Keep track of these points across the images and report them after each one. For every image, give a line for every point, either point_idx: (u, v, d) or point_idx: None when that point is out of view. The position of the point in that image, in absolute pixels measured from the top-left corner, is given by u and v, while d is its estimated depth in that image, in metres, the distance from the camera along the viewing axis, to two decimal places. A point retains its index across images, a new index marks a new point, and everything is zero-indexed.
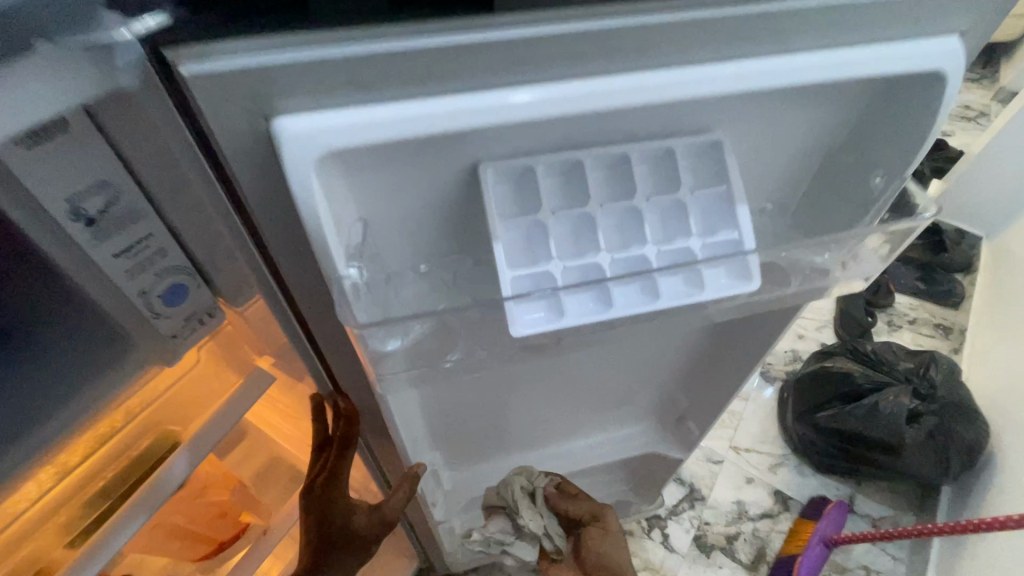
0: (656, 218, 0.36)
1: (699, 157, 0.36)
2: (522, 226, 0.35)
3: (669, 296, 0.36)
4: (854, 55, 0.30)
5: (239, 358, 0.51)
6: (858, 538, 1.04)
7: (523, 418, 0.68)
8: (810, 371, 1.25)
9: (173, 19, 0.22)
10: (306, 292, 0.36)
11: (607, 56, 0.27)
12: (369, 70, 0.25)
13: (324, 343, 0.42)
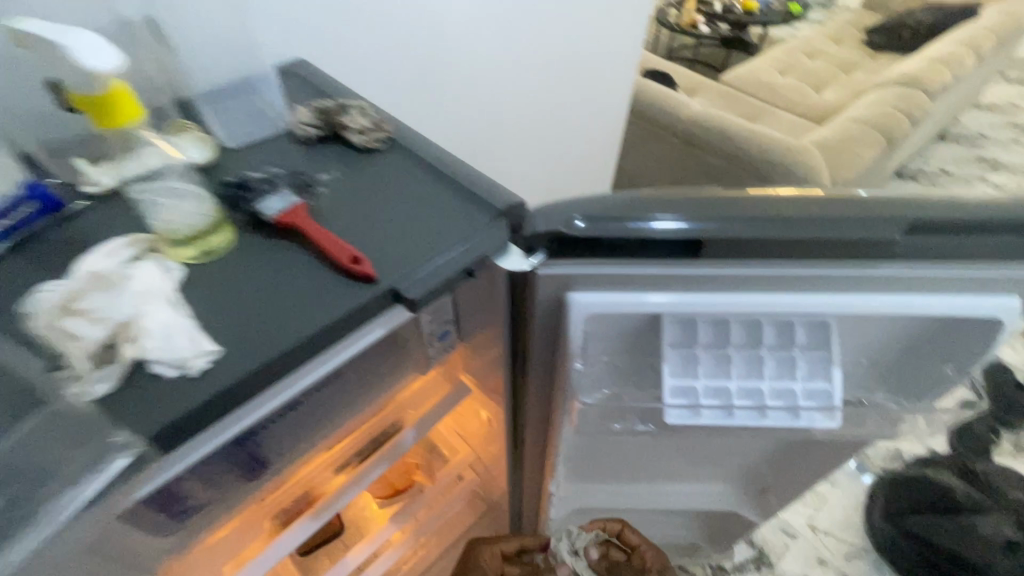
0: (773, 362, 0.54)
1: (813, 329, 0.53)
2: (683, 352, 0.54)
3: (773, 418, 0.54)
4: (937, 301, 0.46)
5: (453, 375, 0.80)
6: None
7: (632, 462, 0.84)
8: (909, 475, 1.29)
9: (545, 252, 0.46)
10: (542, 361, 0.61)
11: (764, 283, 0.47)
12: (633, 280, 0.47)
13: (537, 387, 0.67)
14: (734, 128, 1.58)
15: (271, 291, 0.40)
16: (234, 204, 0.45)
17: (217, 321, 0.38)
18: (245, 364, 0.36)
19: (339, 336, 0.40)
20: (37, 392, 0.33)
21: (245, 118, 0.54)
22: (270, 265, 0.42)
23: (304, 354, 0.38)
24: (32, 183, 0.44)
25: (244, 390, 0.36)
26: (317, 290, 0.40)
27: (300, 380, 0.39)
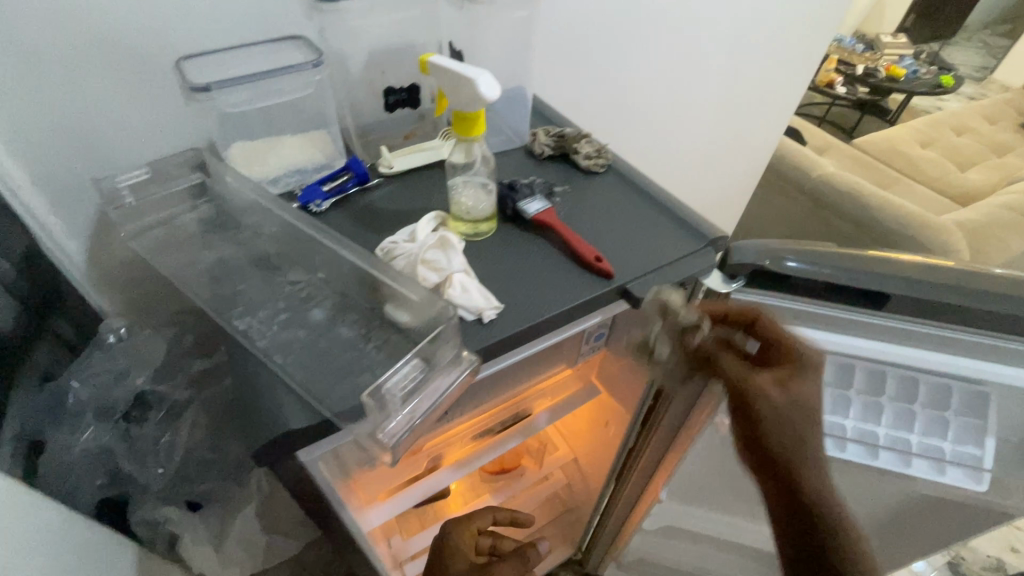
0: (924, 420, 0.59)
1: (969, 399, 0.57)
2: (838, 392, 0.60)
3: (916, 468, 0.60)
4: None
5: (583, 376, 0.90)
6: None
7: (740, 493, 0.90)
8: None
9: (745, 280, 0.53)
10: (689, 378, 0.69)
11: (936, 342, 0.53)
12: (819, 318, 0.54)
13: (676, 402, 0.75)
14: (868, 195, 1.57)
15: (531, 271, 0.51)
16: (502, 200, 0.57)
17: (492, 287, 0.50)
18: (521, 322, 0.46)
19: (579, 315, 0.50)
20: (380, 314, 0.46)
21: (494, 131, 0.68)
22: (526, 251, 0.53)
23: (555, 324, 0.49)
24: (352, 159, 0.60)
25: (515, 342, 0.46)
26: (565, 277, 0.51)
27: (539, 343, 0.50)
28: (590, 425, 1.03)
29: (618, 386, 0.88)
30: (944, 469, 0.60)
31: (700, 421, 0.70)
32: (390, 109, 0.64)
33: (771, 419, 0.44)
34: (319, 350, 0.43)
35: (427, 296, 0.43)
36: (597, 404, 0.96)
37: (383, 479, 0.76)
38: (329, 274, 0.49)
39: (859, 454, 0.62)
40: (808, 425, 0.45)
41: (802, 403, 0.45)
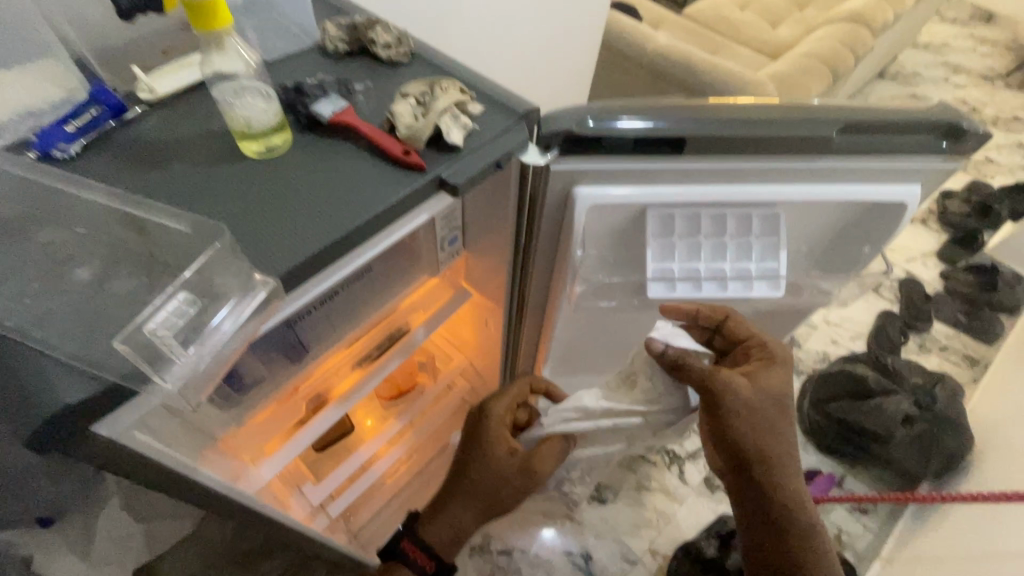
0: (733, 247, 0.67)
1: (767, 220, 0.65)
2: (661, 241, 0.65)
3: (731, 289, 0.68)
4: (847, 188, 0.61)
5: (452, 280, 0.90)
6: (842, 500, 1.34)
7: (613, 353, 1.00)
8: (833, 370, 1.60)
9: (558, 150, 0.55)
10: (540, 260, 0.72)
11: (731, 176, 0.59)
12: (632, 175, 0.58)
13: (537, 287, 0.77)
14: (699, 61, 1.64)
15: (338, 176, 0.47)
16: (292, 106, 0.51)
17: (291, 202, 0.45)
18: (332, 234, 0.43)
19: (399, 215, 0.48)
20: (153, 257, 0.43)
21: (274, 31, 0.59)
22: (330, 158, 0.49)
23: (374, 230, 0.46)
24: (97, 88, 0.49)
25: (330, 256, 0.44)
26: (375, 178, 0.48)
27: (368, 253, 0.48)
28: (474, 327, 1.05)
29: (486, 282, 0.89)
30: (747, 285, 0.69)
31: (559, 297, 0.74)
32: (127, 16, 0.50)
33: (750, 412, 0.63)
34: (95, 308, 0.40)
35: (196, 222, 0.42)
36: (475, 306, 0.98)
37: (265, 431, 0.74)
38: (90, 228, 0.45)
39: (690, 292, 0.68)
40: (770, 420, 0.64)
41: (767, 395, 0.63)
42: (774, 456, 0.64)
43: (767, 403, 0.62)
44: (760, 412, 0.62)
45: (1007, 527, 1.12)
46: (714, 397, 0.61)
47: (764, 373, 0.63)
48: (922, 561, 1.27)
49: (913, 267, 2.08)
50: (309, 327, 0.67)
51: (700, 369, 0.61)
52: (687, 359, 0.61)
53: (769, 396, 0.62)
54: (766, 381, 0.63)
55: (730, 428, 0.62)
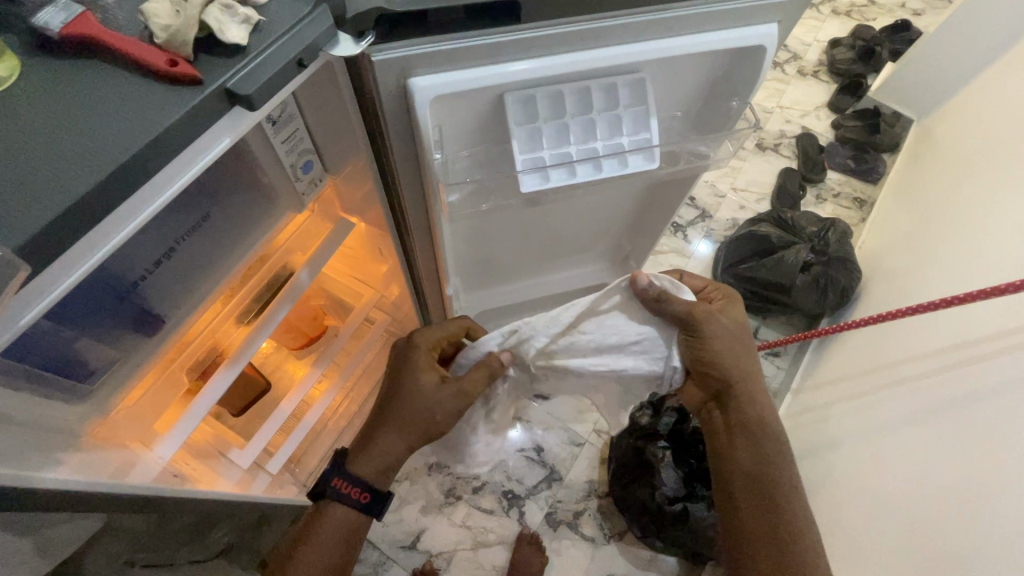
0: (603, 124, 0.63)
1: (633, 87, 0.62)
2: (527, 128, 0.61)
3: (607, 170, 0.65)
4: (705, 37, 0.57)
5: (329, 211, 0.82)
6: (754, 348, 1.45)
7: (520, 256, 0.98)
8: (741, 233, 1.68)
9: (375, 35, 0.47)
10: (406, 179, 0.65)
11: (581, 40, 0.54)
12: (471, 55, 0.51)
13: (413, 207, 0.71)
14: None
15: (85, 105, 0.38)
16: (15, 23, 0.40)
17: (18, 146, 0.36)
18: (87, 179, 0.35)
19: (187, 141, 0.40)
20: None
21: None
22: (73, 84, 0.38)
23: (153, 166, 0.38)
24: None
25: (98, 206, 0.36)
26: (137, 100, 0.38)
27: (157, 199, 0.41)
28: (375, 256, 0.99)
29: (363, 207, 0.81)
30: (620, 162, 0.65)
31: (435, 212, 0.69)
32: None
33: (727, 333, 0.74)
34: None
35: None
36: (368, 236, 0.91)
37: (148, 410, 0.69)
38: None
39: (566, 178, 0.64)
40: (741, 342, 0.76)
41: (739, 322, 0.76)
42: (748, 378, 0.76)
43: (735, 330, 0.75)
44: (733, 338, 0.75)
45: (891, 341, 1.27)
46: (699, 325, 0.72)
47: (727, 308, 0.78)
48: (825, 385, 1.44)
49: (807, 122, 2.15)
50: (155, 295, 0.59)
51: (687, 302, 0.71)
52: (671, 295, 0.71)
53: (736, 324, 0.76)
54: (730, 314, 0.77)
55: (708, 353, 0.74)
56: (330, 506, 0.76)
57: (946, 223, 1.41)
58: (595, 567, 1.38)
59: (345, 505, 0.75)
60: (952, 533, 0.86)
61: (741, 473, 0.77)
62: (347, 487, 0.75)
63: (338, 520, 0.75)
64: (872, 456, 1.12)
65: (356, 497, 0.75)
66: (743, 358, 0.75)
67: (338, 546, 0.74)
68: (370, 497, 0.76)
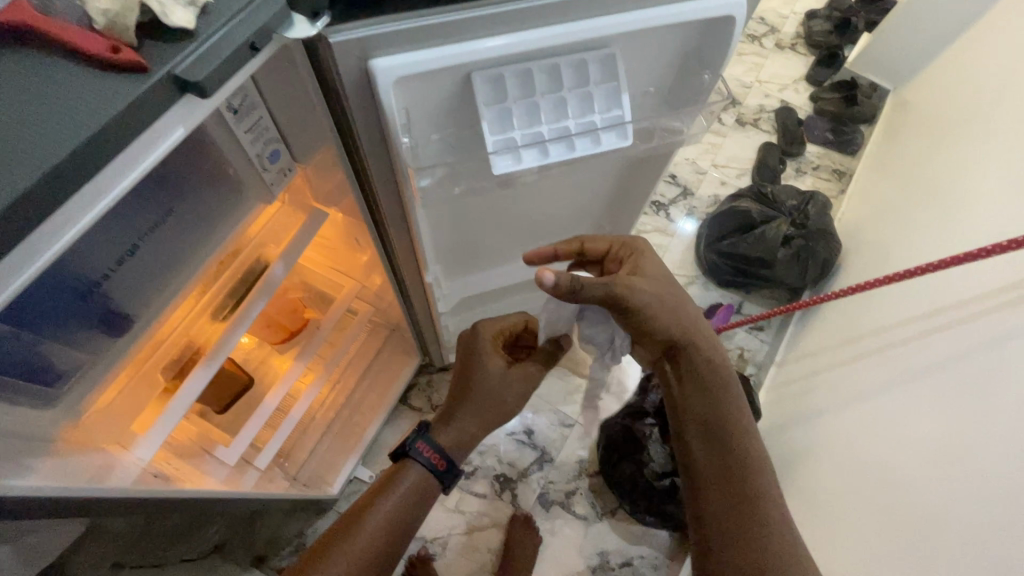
0: (575, 102, 0.62)
1: (603, 63, 0.61)
2: (496, 108, 0.59)
3: (580, 149, 0.64)
4: (673, 9, 0.56)
5: (300, 203, 0.80)
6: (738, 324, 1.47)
7: (500, 240, 0.97)
8: (723, 209, 1.69)
9: (331, 16, 0.45)
10: (375, 166, 0.63)
11: (547, 15, 0.52)
12: (433, 33, 0.50)
13: (385, 194, 0.70)
14: None
15: (22, 96, 0.36)
16: None
17: None
18: (28, 175, 0.34)
19: (135, 132, 0.38)
20: None
21: None
22: (8, 74, 0.36)
23: (99, 158, 0.37)
24: None
25: (40, 201, 0.34)
26: (79, 90, 0.37)
27: (110, 194, 0.39)
28: (353, 247, 0.98)
29: (336, 196, 0.79)
30: (594, 141, 0.64)
31: (408, 198, 0.67)
32: None
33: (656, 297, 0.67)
34: None
35: None
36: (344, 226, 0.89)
37: (125, 410, 0.68)
38: None
39: (539, 159, 0.63)
40: (673, 297, 0.69)
41: (659, 276, 0.70)
42: (692, 335, 0.70)
43: (661, 286, 0.68)
44: (661, 297, 0.67)
45: (870, 310, 1.29)
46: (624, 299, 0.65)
47: (638, 265, 0.71)
48: (807, 356, 1.47)
49: (786, 95, 2.15)
50: (122, 293, 0.57)
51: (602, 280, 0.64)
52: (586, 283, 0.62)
53: (657, 278, 0.70)
54: (644, 269, 0.71)
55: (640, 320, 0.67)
56: (404, 469, 0.74)
57: (923, 192, 1.42)
58: (588, 544, 1.40)
59: (422, 470, 0.74)
60: (931, 494, 0.89)
61: (702, 446, 0.73)
62: (428, 450, 0.74)
63: (410, 488, 0.73)
64: (853, 423, 1.14)
65: (432, 462, 0.74)
66: (679, 313, 0.69)
67: (406, 513, 0.71)
68: (445, 463, 0.75)
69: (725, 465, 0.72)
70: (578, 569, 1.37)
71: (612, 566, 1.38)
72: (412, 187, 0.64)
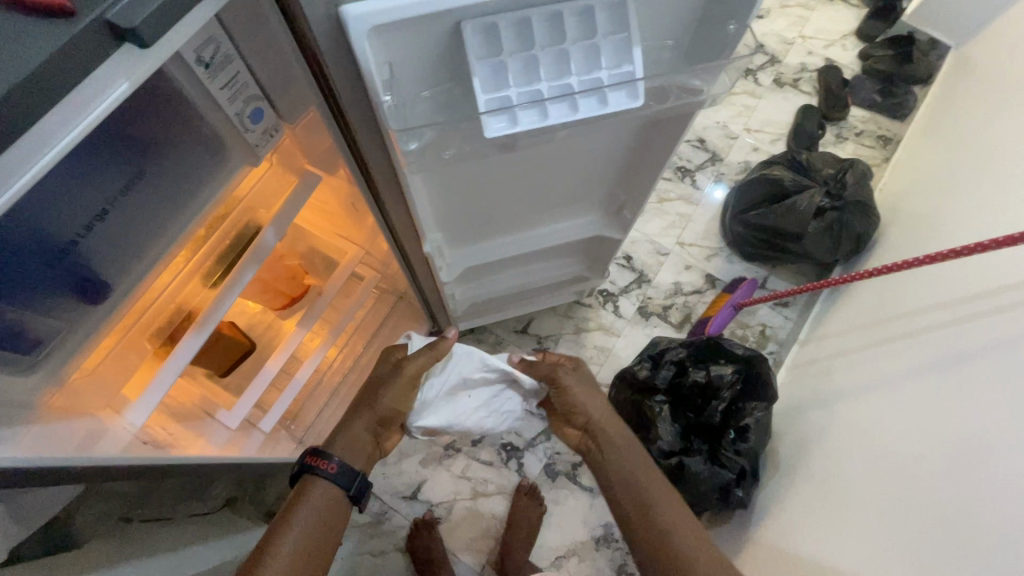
0: (579, 55, 0.55)
1: (612, 10, 0.54)
2: (490, 62, 0.53)
3: (584, 109, 0.57)
4: None
5: (292, 165, 0.75)
6: (761, 301, 1.38)
7: (505, 207, 0.92)
8: (752, 177, 1.58)
9: None
10: (361, 127, 0.59)
11: None
12: None
13: (374, 158, 0.65)
14: None
15: None
16: None
17: None
18: None
19: (66, 86, 0.35)
20: None
21: None
22: None
23: (26, 115, 0.33)
24: None
25: None
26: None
27: (46, 153, 0.36)
28: (353, 211, 0.94)
29: (328, 157, 0.74)
30: (600, 100, 0.57)
31: (398, 162, 0.62)
32: None
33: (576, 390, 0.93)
34: None
35: None
36: (342, 190, 0.85)
37: (113, 375, 0.68)
38: None
39: (539, 121, 0.56)
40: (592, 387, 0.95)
41: (587, 380, 0.95)
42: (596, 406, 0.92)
43: (591, 389, 0.94)
44: (590, 391, 0.94)
45: (904, 291, 1.20)
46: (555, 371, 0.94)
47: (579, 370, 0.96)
48: (833, 336, 1.39)
49: (832, 52, 1.97)
50: (96, 259, 0.55)
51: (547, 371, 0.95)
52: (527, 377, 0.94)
53: (591, 385, 0.95)
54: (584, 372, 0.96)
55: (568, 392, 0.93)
56: (310, 484, 0.77)
57: (980, 161, 1.29)
58: (592, 516, 1.40)
59: (325, 481, 0.78)
60: (956, 491, 0.83)
61: (624, 498, 0.84)
62: (322, 461, 0.78)
63: (316, 497, 0.76)
64: (876, 409, 1.08)
65: (329, 467, 0.78)
66: (592, 392, 0.94)
67: (322, 519, 0.75)
68: (339, 466, 0.78)
69: (642, 507, 0.82)
70: (582, 539, 1.38)
71: (616, 538, 1.38)
72: (398, 152, 0.59)
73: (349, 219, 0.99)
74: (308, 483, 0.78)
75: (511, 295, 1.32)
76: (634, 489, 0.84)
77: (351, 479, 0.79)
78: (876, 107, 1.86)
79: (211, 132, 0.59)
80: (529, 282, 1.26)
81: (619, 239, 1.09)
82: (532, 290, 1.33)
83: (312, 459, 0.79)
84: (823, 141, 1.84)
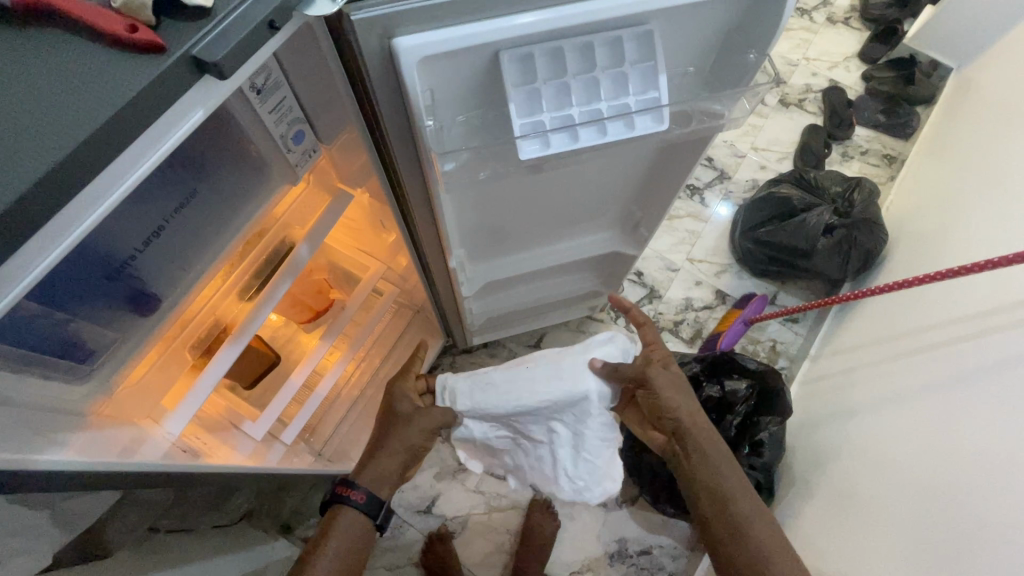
0: (607, 82, 0.59)
1: (639, 41, 0.57)
2: (524, 90, 0.57)
3: (612, 133, 0.60)
4: None
5: (325, 183, 0.78)
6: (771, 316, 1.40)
7: (526, 225, 0.95)
8: (761, 195, 1.61)
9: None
10: (399, 151, 0.62)
11: None
12: (458, 10, 0.48)
13: (409, 179, 0.69)
14: None
15: (36, 80, 0.35)
16: None
17: None
18: (39, 164, 0.33)
19: (154, 115, 0.38)
20: None
21: None
22: (24, 55, 0.36)
23: (121, 140, 0.36)
24: None
25: (61, 186, 0.34)
26: (96, 72, 0.36)
27: (131, 175, 0.39)
28: (378, 226, 0.97)
29: (360, 176, 0.78)
30: (626, 124, 0.60)
31: (432, 181, 0.65)
32: None
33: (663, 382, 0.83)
34: None
35: None
36: (369, 205, 0.88)
37: (155, 387, 0.71)
38: None
39: (569, 143, 0.60)
40: (678, 384, 0.85)
41: (674, 375, 0.85)
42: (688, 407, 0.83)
43: (678, 385, 0.85)
44: (675, 381, 0.85)
45: (915, 306, 1.22)
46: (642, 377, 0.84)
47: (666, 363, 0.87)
48: (845, 352, 1.40)
49: (836, 74, 2.01)
50: (149, 273, 0.58)
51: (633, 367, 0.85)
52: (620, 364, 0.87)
53: (675, 379, 0.85)
54: (671, 366, 0.86)
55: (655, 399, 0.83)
56: (337, 514, 0.79)
57: (985, 178, 1.31)
58: (606, 531, 1.40)
59: (351, 510, 0.79)
60: (974, 503, 0.84)
61: (716, 499, 0.79)
62: (349, 491, 0.79)
63: (347, 528, 0.78)
64: (889, 424, 1.09)
65: (356, 499, 0.79)
66: (679, 387, 0.84)
67: (351, 549, 0.77)
68: (367, 497, 0.79)
69: (736, 512, 0.77)
70: (596, 555, 1.38)
71: (630, 554, 1.38)
72: (434, 173, 0.62)
73: (373, 235, 1.02)
74: (337, 512, 0.80)
75: (527, 309, 1.34)
76: (721, 497, 0.79)
77: (378, 507, 0.80)
78: (879, 127, 1.90)
79: (255, 152, 0.62)
80: (543, 296, 1.28)
81: (634, 256, 1.12)
82: (547, 305, 1.36)
83: (340, 488, 0.81)
84: (828, 160, 1.88)
